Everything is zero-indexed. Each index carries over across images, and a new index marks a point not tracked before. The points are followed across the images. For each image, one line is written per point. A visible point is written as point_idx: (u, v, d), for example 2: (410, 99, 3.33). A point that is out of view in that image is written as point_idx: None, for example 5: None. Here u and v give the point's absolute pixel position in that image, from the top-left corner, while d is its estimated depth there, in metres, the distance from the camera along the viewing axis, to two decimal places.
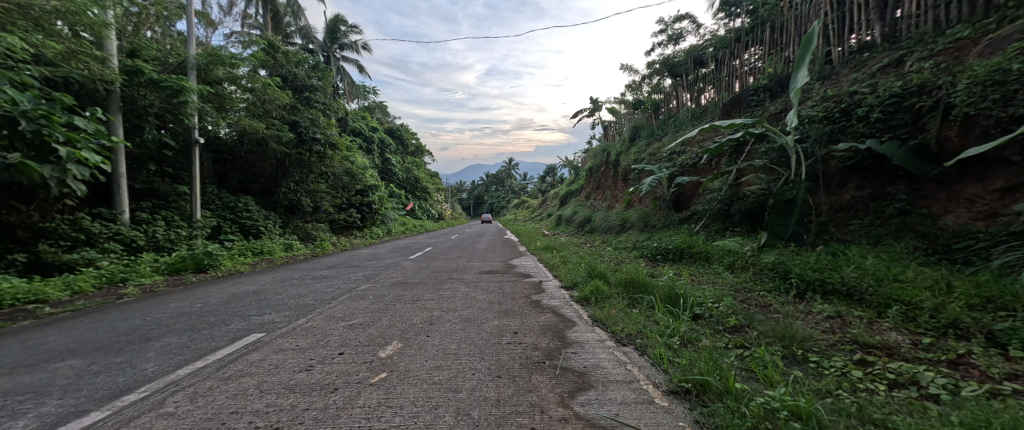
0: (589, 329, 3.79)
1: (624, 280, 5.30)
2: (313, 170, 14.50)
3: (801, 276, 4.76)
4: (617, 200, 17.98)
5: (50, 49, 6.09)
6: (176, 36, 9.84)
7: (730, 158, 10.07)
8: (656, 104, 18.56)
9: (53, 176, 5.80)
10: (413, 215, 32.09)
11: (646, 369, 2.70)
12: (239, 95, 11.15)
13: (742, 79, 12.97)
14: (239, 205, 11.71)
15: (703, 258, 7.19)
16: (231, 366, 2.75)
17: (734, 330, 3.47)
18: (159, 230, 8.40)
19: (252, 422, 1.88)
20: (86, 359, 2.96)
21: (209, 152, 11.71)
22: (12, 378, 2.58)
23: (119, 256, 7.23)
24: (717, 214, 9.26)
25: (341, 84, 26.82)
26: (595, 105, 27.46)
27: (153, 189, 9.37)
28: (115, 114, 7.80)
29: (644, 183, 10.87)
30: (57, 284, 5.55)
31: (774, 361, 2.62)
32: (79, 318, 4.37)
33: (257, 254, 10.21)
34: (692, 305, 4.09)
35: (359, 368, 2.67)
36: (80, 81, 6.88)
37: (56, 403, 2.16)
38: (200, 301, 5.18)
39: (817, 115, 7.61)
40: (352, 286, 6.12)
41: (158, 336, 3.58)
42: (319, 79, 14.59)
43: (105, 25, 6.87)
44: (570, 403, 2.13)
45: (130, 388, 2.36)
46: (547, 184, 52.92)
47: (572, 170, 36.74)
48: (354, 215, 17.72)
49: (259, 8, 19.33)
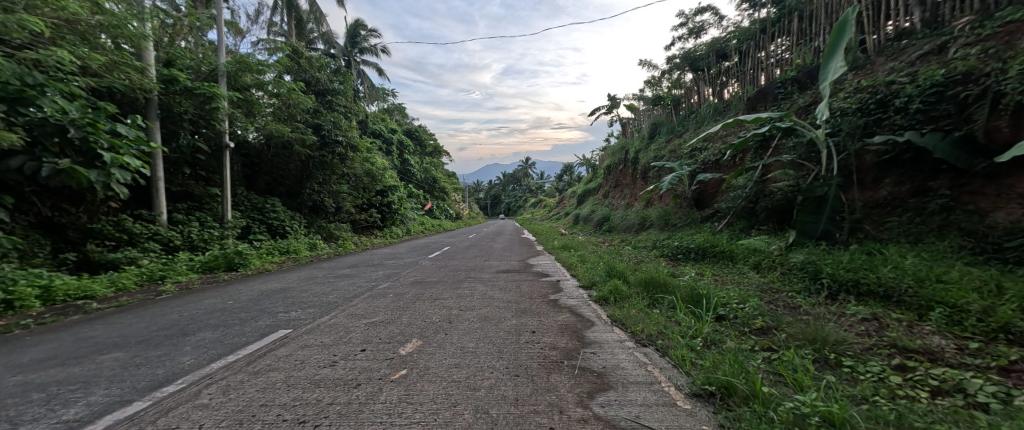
0: (608, 330, 3.73)
1: (643, 279, 5.21)
2: (337, 172, 14.88)
3: (833, 277, 4.55)
4: (635, 199, 17.66)
5: (96, 61, 6.48)
6: (207, 45, 10.25)
7: (756, 154, 9.78)
8: (676, 100, 18.21)
9: (99, 180, 6.17)
10: (430, 215, 32.50)
11: (668, 370, 2.64)
12: (266, 100, 11.57)
13: (767, 72, 12.51)
14: (266, 206, 12.19)
15: (727, 256, 6.98)
16: (260, 360, 2.86)
17: (761, 332, 3.35)
18: (193, 230, 8.83)
19: (279, 414, 1.95)
20: (129, 352, 3.14)
21: (239, 156, 12.23)
22: (64, 369, 2.76)
23: (158, 255, 7.65)
24: (742, 212, 9.01)
25: (362, 88, 27.48)
26: (613, 102, 27.09)
27: (188, 192, 9.85)
28: (153, 120, 8.23)
29: (664, 181, 10.66)
30: (103, 281, 5.93)
31: (804, 365, 2.50)
32: (122, 313, 4.65)
33: (284, 253, 10.60)
34: (715, 305, 3.99)
35: (381, 365, 2.73)
36: (122, 90, 7.27)
37: (103, 393, 2.30)
38: (231, 298, 5.41)
39: (850, 107, 7.27)
40: (374, 285, 6.26)
41: (193, 331, 3.76)
42: (340, 83, 15.15)
43: (144, 37, 7.28)
44: (589, 404, 2.10)
45: (169, 380, 2.49)
46: (564, 183, 52.65)
47: (589, 168, 36.31)
48: (374, 215, 18.19)
49: (283, 15, 20.00)
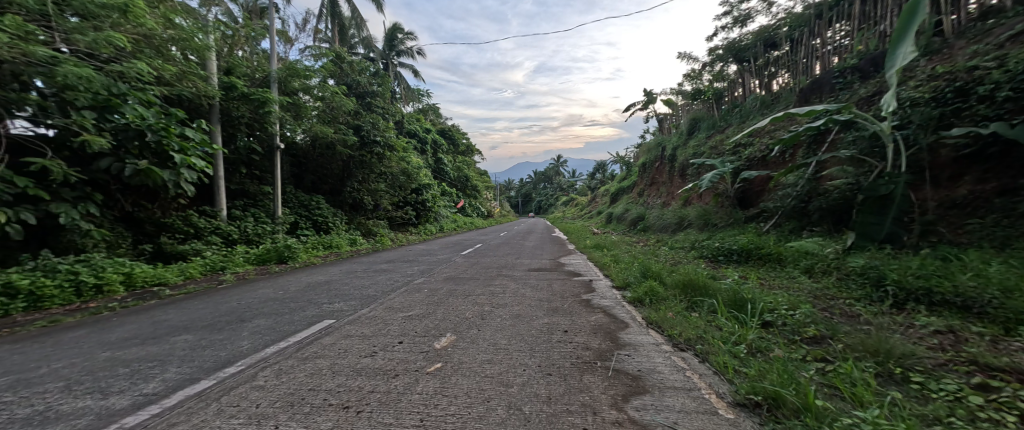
0: (643, 332, 3.62)
1: (680, 281, 5.01)
2: (375, 171, 15.51)
3: (899, 283, 4.15)
4: (672, 197, 17.01)
5: (168, 71, 7.16)
6: (261, 53, 10.99)
7: (809, 149, 9.10)
8: (718, 93, 17.33)
9: (171, 179, 6.82)
10: (462, 212, 33.12)
11: (708, 377, 2.53)
12: (312, 103, 12.26)
13: (824, 60, 11.59)
14: (312, 203, 12.93)
15: (775, 259, 6.55)
16: (308, 347, 3.05)
17: (814, 341, 3.12)
18: (249, 225, 9.55)
19: (326, 399, 2.07)
20: (196, 335, 3.45)
21: (288, 156, 13.06)
22: (143, 347, 3.08)
23: (219, 248, 8.35)
24: (792, 212, 8.43)
25: (398, 90, 28.41)
26: (649, 98, 26.22)
27: (244, 190, 10.67)
28: (215, 124, 8.97)
29: (705, 179, 10.19)
30: (174, 270, 6.57)
31: (864, 379, 2.30)
32: (189, 300, 5.11)
33: (327, 248, 11.21)
34: (761, 311, 3.76)
35: (417, 357, 2.82)
36: (190, 97, 7.99)
37: (176, 370, 2.55)
38: (281, 289, 5.80)
39: (922, 97, 6.57)
40: (409, 280, 6.47)
41: (249, 318, 4.07)
42: (378, 85, 15.76)
43: (208, 48, 7.94)
44: (623, 407, 2.06)
45: (230, 362, 2.72)
46: (597, 181, 51.78)
47: (623, 166, 35.46)
48: (409, 213, 18.80)
49: (327, 22, 21.06)
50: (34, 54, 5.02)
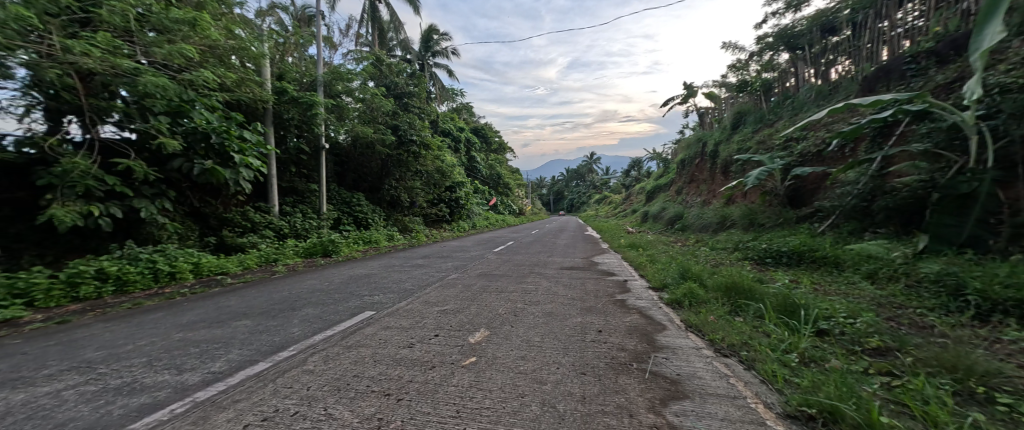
0: (682, 335, 3.49)
1: (723, 283, 4.77)
2: (411, 169, 16.02)
3: (982, 293, 3.69)
4: (714, 195, 16.19)
5: (229, 78, 7.79)
6: (308, 59, 11.66)
7: (874, 143, 8.31)
8: (767, 85, 16.24)
9: (231, 178, 7.41)
10: (495, 210, 33.44)
11: (754, 385, 2.39)
12: (353, 104, 12.82)
13: (892, 45, 10.52)
14: (353, 200, 13.58)
15: (831, 262, 6.07)
16: (352, 336, 3.22)
17: (877, 353, 2.85)
18: (298, 220, 10.20)
19: (369, 385, 2.18)
20: (253, 321, 3.75)
21: (332, 156, 13.79)
22: (209, 330, 3.39)
23: (272, 241, 8.99)
24: (852, 212, 7.75)
25: (434, 90, 29.07)
26: (690, 91, 25.06)
27: (293, 187, 11.39)
28: (269, 126, 9.64)
29: (751, 176, 9.62)
30: (234, 260, 7.16)
31: (939, 397, 2.08)
32: (246, 288, 5.55)
33: (367, 243, 11.74)
34: (815, 318, 3.49)
35: (453, 350, 2.89)
36: (248, 102, 8.64)
37: (238, 352, 2.79)
38: (326, 281, 6.14)
39: (1015, 83, 5.80)
40: (444, 275, 6.62)
41: (299, 307, 4.35)
42: (415, 86, 16.20)
43: (263, 55, 8.55)
44: (661, 411, 2.00)
45: (284, 346, 2.93)
46: (632, 178, 50.35)
47: (660, 163, 34.23)
48: (443, 210, 19.24)
49: (368, 27, 21.93)
50: (120, 66, 5.64)
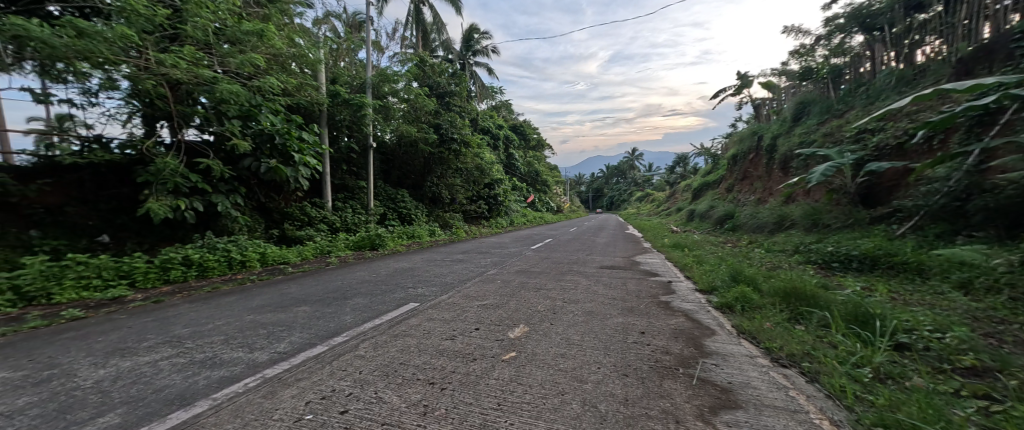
0: (733, 341, 3.28)
1: (779, 288, 4.42)
2: (452, 166, 16.43)
3: None
4: (770, 193, 15.02)
5: (291, 84, 8.43)
6: (358, 63, 12.31)
7: (970, 134, 7.26)
8: (836, 71, 14.74)
9: (292, 175, 8.02)
10: (533, 207, 33.43)
11: (817, 399, 2.20)
12: (399, 105, 13.33)
13: (995, 20, 9.11)
14: (398, 196, 14.19)
15: (911, 269, 5.41)
16: (398, 326, 3.38)
17: (971, 373, 2.50)
18: (349, 215, 10.84)
19: (414, 373, 2.27)
20: (311, 307, 4.04)
21: (379, 154, 14.48)
22: (274, 314, 3.71)
23: (326, 234, 9.64)
24: (940, 212, 6.85)
25: (474, 88, 29.50)
26: (743, 82, 23.37)
27: (345, 184, 12.12)
28: (325, 127, 10.31)
29: (816, 172, 8.79)
30: (294, 251, 7.77)
31: None
32: (304, 278, 6.00)
33: (410, 238, 12.23)
34: (892, 330, 3.12)
35: (493, 344, 2.93)
36: (306, 105, 9.30)
37: (299, 335, 3.04)
38: (374, 273, 6.47)
39: None
40: (482, 270, 6.74)
41: (350, 296, 4.62)
42: (456, 85, 16.54)
43: (319, 61, 9.15)
44: (711, 420, 1.90)
45: (338, 332, 3.15)
46: (678, 175, 48.05)
47: (709, 159, 32.33)
48: (482, 207, 19.55)
49: (412, 29, 22.68)
50: (201, 75, 6.30)
